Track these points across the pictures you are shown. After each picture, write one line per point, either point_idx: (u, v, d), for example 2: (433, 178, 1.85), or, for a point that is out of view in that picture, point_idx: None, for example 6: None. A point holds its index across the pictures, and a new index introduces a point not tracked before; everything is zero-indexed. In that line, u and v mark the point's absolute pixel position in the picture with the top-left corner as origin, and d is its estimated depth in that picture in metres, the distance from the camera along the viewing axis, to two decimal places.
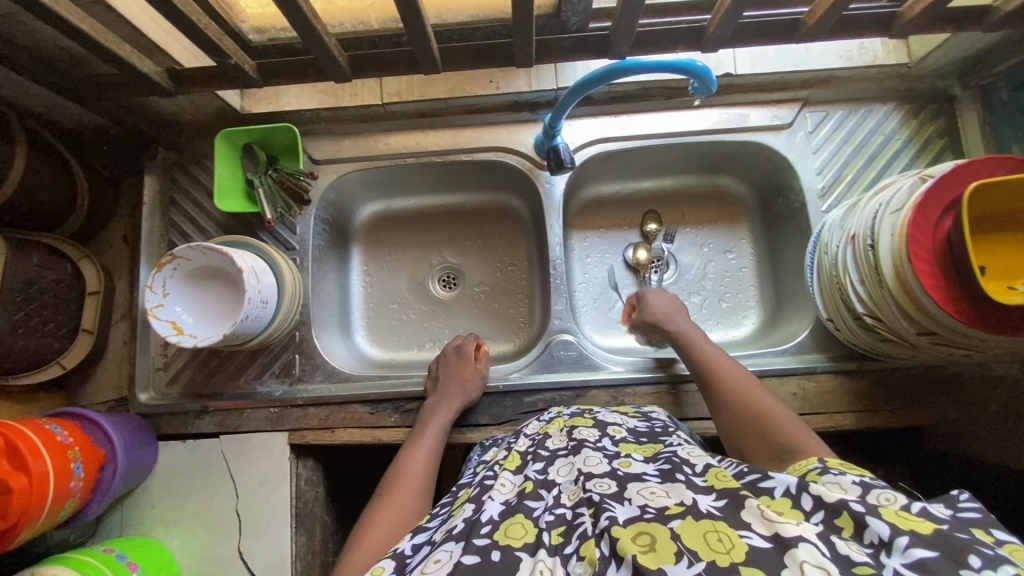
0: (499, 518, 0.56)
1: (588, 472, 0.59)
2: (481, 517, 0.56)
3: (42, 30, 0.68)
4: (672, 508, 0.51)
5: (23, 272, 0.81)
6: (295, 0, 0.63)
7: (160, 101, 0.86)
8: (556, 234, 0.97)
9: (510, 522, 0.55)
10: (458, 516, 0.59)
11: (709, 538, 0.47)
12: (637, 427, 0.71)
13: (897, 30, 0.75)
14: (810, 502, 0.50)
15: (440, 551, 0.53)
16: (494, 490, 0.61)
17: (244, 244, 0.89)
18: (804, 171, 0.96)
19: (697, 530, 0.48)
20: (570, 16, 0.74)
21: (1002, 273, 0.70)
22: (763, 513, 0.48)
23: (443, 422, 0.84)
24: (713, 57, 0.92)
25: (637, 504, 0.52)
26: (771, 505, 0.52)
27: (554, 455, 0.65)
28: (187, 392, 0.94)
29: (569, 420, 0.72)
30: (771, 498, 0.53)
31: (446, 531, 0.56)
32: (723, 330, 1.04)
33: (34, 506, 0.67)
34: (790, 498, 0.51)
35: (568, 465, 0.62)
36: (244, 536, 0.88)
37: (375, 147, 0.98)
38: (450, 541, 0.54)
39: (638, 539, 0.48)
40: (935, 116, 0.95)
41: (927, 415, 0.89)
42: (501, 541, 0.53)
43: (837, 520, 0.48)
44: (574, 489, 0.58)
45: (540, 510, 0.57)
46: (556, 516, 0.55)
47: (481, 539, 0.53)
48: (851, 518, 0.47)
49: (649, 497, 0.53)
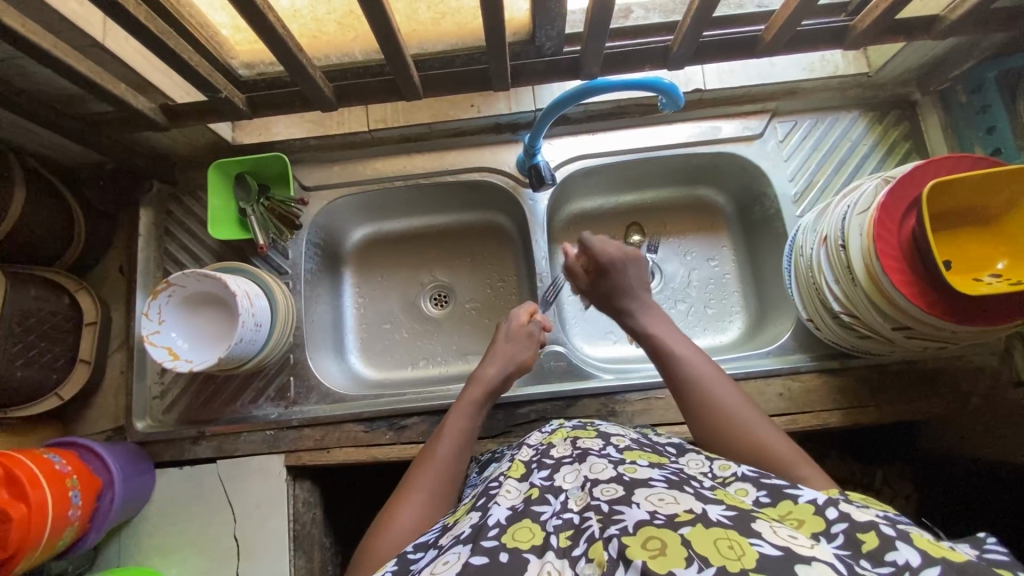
0: (506, 522, 0.53)
1: (594, 478, 0.56)
2: (486, 523, 0.53)
3: (41, 72, 0.71)
4: (682, 514, 0.48)
5: (20, 306, 0.83)
6: (281, 38, 0.68)
7: (153, 136, 0.90)
8: (542, 249, 1.00)
9: (517, 526, 0.52)
10: (465, 522, 0.56)
11: (720, 545, 0.43)
12: (638, 439, 0.69)
13: (851, 41, 0.80)
14: (836, 514, 0.50)
15: (448, 553, 0.51)
16: (500, 497, 0.58)
17: (239, 270, 0.92)
18: (777, 178, 0.99)
19: (708, 537, 0.44)
20: (544, 41, 0.79)
21: (967, 267, 0.73)
22: (776, 530, 0.46)
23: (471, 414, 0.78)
24: (682, 74, 0.96)
25: (646, 509, 0.49)
26: (794, 511, 0.52)
27: (558, 463, 0.62)
28: (183, 418, 0.95)
29: (572, 431, 0.70)
30: (795, 502, 0.53)
31: (452, 537, 0.55)
32: (709, 336, 1.06)
33: (33, 534, 0.68)
34: (815, 506, 0.51)
35: (574, 472, 0.59)
36: (242, 561, 0.88)
37: (363, 172, 1.02)
38: (457, 546, 0.52)
39: (648, 544, 0.44)
40: (898, 121, 1.00)
41: (912, 410, 0.90)
42: (509, 543, 0.50)
43: (860, 535, 0.47)
44: (581, 494, 0.54)
45: (547, 514, 0.53)
46: (564, 521, 0.52)
47: (489, 541, 0.50)
48: (878, 537, 0.46)
49: (658, 505, 0.49)
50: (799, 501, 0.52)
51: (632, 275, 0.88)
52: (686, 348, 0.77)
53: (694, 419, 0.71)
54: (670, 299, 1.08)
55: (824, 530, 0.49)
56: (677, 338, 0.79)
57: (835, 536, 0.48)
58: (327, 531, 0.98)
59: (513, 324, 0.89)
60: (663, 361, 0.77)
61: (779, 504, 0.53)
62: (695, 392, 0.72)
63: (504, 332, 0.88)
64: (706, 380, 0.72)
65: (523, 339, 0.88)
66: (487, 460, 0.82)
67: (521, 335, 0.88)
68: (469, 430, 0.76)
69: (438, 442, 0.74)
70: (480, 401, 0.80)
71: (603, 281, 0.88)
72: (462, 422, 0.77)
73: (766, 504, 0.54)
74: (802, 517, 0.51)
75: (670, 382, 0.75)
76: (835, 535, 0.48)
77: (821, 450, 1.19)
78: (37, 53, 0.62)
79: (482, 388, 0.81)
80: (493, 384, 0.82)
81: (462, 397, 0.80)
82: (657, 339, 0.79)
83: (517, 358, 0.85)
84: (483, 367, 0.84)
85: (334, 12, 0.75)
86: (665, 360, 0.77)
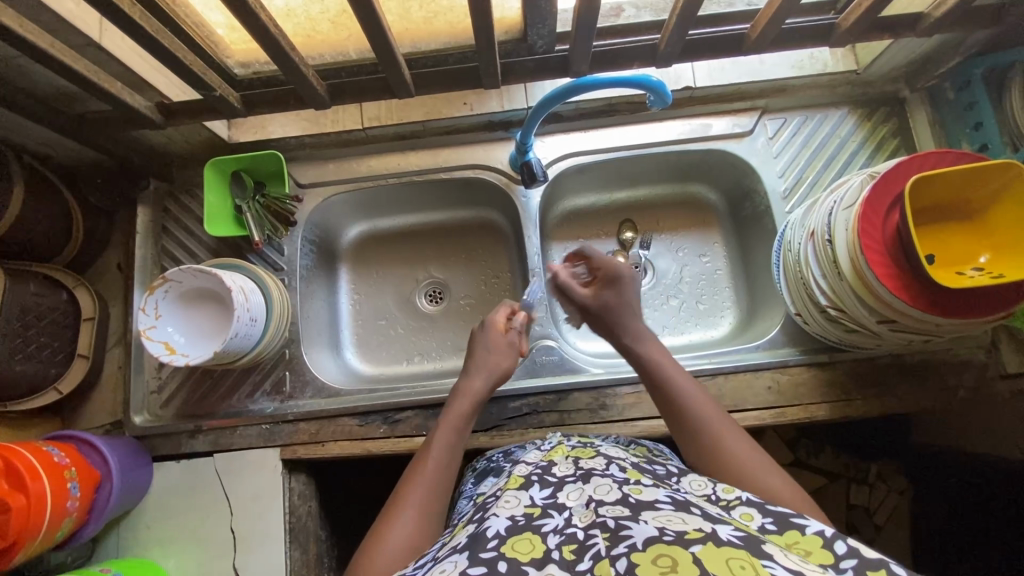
0: (506, 533, 0.54)
1: (600, 498, 0.57)
2: (484, 533, 0.55)
3: (39, 71, 0.73)
4: (691, 532, 0.49)
5: (20, 301, 0.84)
6: (275, 37, 0.69)
7: (150, 134, 0.91)
8: (534, 245, 1.01)
9: (518, 538, 0.53)
10: (461, 535, 0.58)
11: (732, 563, 0.44)
12: (639, 462, 0.70)
13: (837, 38, 0.81)
14: (844, 549, 0.50)
15: (445, 562, 0.52)
16: (500, 507, 0.59)
17: (235, 266, 0.93)
18: (767, 175, 1.00)
19: (719, 555, 0.45)
20: (536, 40, 0.80)
21: (950, 261, 0.74)
22: (786, 554, 0.47)
23: (456, 427, 0.79)
24: (673, 72, 0.97)
25: (655, 526, 0.50)
26: (801, 542, 0.52)
27: (561, 481, 0.63)
28: (180, 413, 0.96)
29: (572, 450, 0.73)
30: (802, 534, 0.53)
31: (450, 548, 0.55)
32: (700, 331, 1.07)
33: (32, 524, 0.70)
34: (823, 538, 0.52)
35: (578, 490, 0.60)
36: (238, 552, 0.90)
37: (358, 170, 1.03)
38: (453, 555, 0.53)
39: (660, 561, 0.46)
40: (887, 118, 1.01)
41: (900, 403, 0.91)
42: (508, 554, 0.51)
43: (870, 571, 0.47)
44: (585, 512, 0.55)
45: (549, 528, 0.54)
46: (566, 535, 0.53)
47: (487, 552, 0.51)
48: (888, 574, 0.47)
49: (666, 522, 0.51)
50: (807, 532, 0.53)
51: (628, 291, 0.88)
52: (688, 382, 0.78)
53: (690, 445, 0.72)
54: (662, 295, 1.09)
55: (833, 564, 0.49)
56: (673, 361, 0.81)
57: (844, 569, 0.48)
58: (323, 524, 0.99)
59: (495, 334, 0.87)
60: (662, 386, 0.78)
61: (785, 533, 0.54)
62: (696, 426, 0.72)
63: (484, 342, 0.87)
64: (703, 406, 0.74)
65: (504, 349, 0.87)
66: (484, 472, 0.82)
67: (503, 346, 0.87)
68: (456, 444, 0.77)
69: (427, 454, 0.75)
70: (467, 414, 0.80)
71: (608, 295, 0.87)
72: (448, 438, 0.77)
73: (771, 531, 0.55)
74: (809, 548, 0.52)
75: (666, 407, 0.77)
76: (844, 569, 0.48)
77: (816, 447, 1.27)
78: (36, 53, 0.64)
79: (469, 402, 0.81)
80: (479, 396, 0.82)
81: (449, 412, 0.80)
82: (654, 362, 0.80)
83: (499, 368, 0.85)
84: (470, 379, 0.84)
85: (328, 12, 0.77)
86: (666, 391, 0.77)
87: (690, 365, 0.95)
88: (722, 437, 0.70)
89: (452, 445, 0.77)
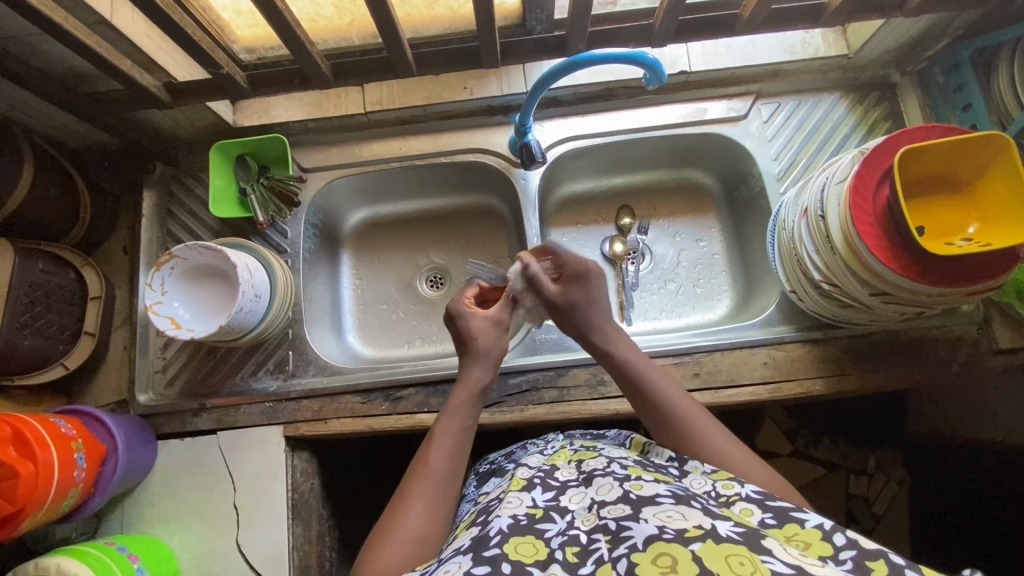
0: (509, 531, 0.55)
1: (602, 499, 0.57)
2: (488, 533, 0.56)
3: (51, 49, 0.75)
4: (692, 530, 0.49)
5: (28, 277, 0.86)
6: (283, 16, 0.71)
7: (156, 115, 0.93)
8: (533, 226, 1.02)
9: (519, 540, 0.54)
10: (465, 536, 0.60)
11: (732, 561, 0.45)
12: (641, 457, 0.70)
13: (826, 18, 0.83)
14: (843, 541, 0.51)
15: (449, 563, 0.54)
16: (502, 507, 0.60)
17: (241, 246, 0.95)
18: (762, 158, 1.02)
19: (719, 553, 0.46)
20: (534, 25, 0.83)
21: (939, 232, 0.76)
22: (785, 548, 0.48)
23: (463, 418, 0.78)
24: (669, 56, 1.00)
25: (655, 523, 0.51)
26: (800, 535, 0.53)
27: (564, 485, 0.64)
28: (184, 392, 0.97)
29: (574, 453, 0.73)
30: (801, 527, 0.53)
31: (452, 549, 0.57)
32: (698, 313, 1.09)
33: (39, 492, 0.71)
34: (822, 531, 0.52)
35: (581, 493, 0.61)
36: (242, 528, 0.91)
37: (360, 154, 1.05)
38: (457, 556, 0.54)
39: (660, 561, 0.47)
40: (879, 102, 1.03)
41: (895, 378, 0.92)
42: (511, 555, 0.52)
43: (869, 562, 0.48)
44: (588, 515, 0.56)
45: (552, 532, 0.55)
46: (569, 537, 0.54)
47: (490, 551, 0.53)
48: (887, 565, 0.48)
49: (667, 520, 0.51)
50: (806, 526, 0.53)
51: (596, 288, 0.87)
52: (648, 367, 0.79)
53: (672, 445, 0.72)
54: (660, 279, 1.11)
55: (832, 555, 0.50)
56: (648, 364, 0.80)
57: (843, 561, 0.49)
58: (325, 503, 0.99)
59: (473, 319, 0.86)
60: (640, 391, 0.77)
61: (785, 526, 0.54)
62: (661, 413, 0.74)
63: (465, 327, 0.86)
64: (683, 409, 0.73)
65: (487, 330, 0.86)
66: (486, 474, 0.84)
67: (489, 327, 0.86)
68: (461, 434, 0.76)
69: (433, 443, 0.74)
70: (471, 402, 0.80)
71: (578, 288, 0.86)
72: (453, 426, 0.77)
73: (771, 525, 0.55)
74: (809, 541, 0.52)
75: (646, 409, 0.76)
76: (843, 560, 0.49)
77: (815, 437, 1.28)
78: (47, 25, 0.66)
79: (472, 391, 0.81)
80: (482, 385, 0.82)
81: (452, 401, 0.80)
82: (631, 368, 0.79)
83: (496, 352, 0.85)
84: (473, 369, 0.83)
85: None
86: (639, 387, 0.77)
87: (689, 342, 0.97)
88: (688, 421, 0.72)
89: (457, 435, 0.76)
